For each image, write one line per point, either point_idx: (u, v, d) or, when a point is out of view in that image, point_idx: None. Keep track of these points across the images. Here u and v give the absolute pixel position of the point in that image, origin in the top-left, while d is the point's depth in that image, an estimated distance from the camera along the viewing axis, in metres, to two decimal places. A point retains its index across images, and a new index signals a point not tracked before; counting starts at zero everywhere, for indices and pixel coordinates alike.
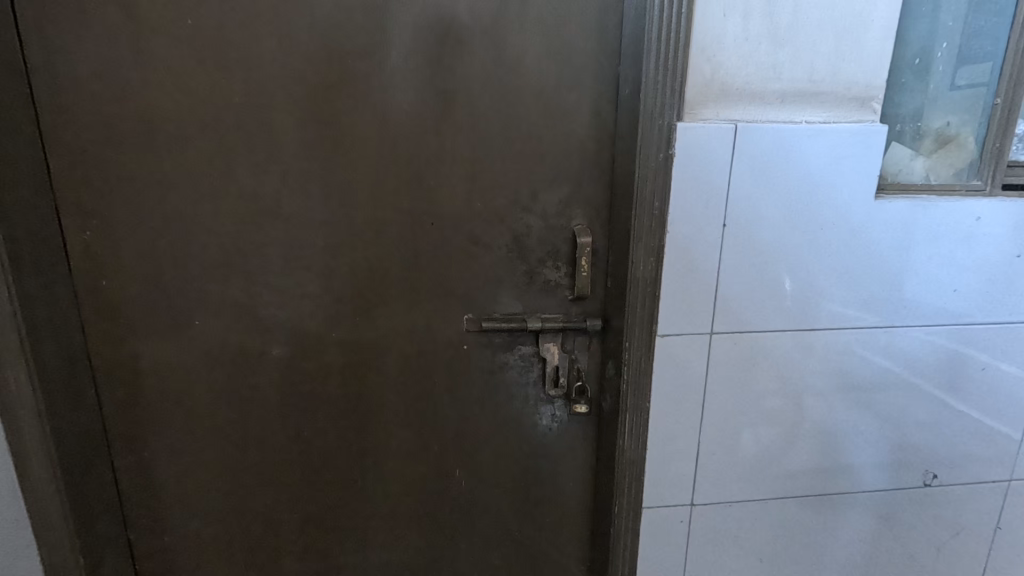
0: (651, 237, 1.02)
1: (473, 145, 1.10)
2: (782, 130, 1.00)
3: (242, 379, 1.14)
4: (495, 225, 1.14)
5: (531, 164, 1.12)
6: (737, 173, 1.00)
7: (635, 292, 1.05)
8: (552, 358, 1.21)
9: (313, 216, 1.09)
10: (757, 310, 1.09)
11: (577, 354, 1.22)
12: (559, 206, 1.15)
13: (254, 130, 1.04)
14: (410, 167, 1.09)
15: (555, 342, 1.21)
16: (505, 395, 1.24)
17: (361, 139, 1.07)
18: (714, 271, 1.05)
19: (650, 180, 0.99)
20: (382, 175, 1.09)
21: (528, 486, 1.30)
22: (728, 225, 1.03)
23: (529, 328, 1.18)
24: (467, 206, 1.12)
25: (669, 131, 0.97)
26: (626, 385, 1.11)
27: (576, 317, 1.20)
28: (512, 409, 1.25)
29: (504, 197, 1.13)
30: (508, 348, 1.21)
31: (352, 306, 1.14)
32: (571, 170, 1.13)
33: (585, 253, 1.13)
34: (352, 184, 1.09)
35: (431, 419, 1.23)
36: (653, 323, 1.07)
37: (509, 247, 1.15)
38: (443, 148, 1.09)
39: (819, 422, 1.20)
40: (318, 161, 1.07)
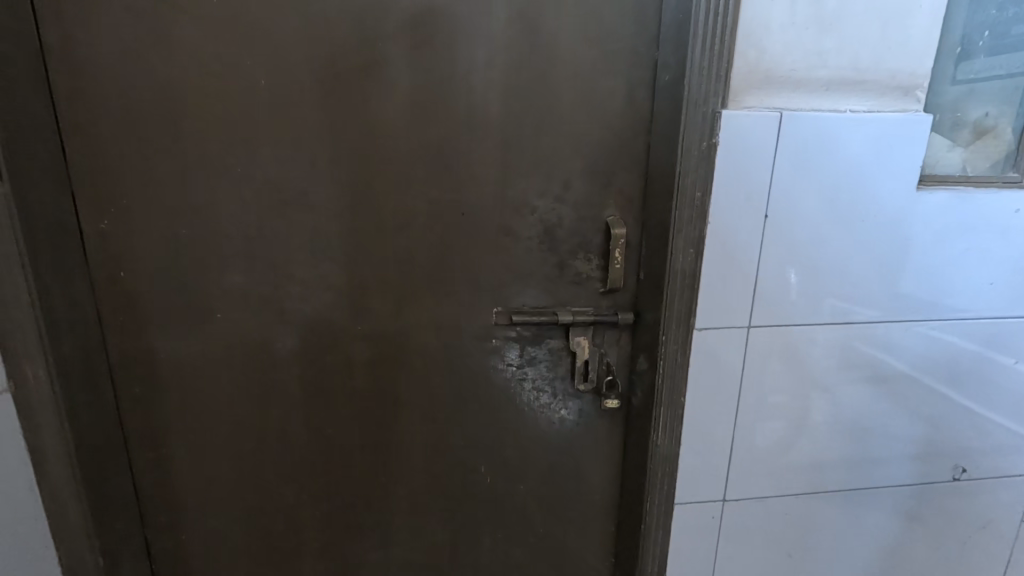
0: (691, 228, 1.00)
1: (504, 134, 1.07)
2: (826, 119, 0.97)
3: (267, 373, 1.11)
4: (526, 216, 1.11)
5: (564, 154, 1.09)
6: (781, 162, 0.98)
7: (673, 285, 1.03)
8: (581, 352, 1.18)
9: (340, 206, 1.06)
10: (794, 304, 1.07)
11: (607, 348, 1.20)
12: (592, 197, 1.12)
13: (281, 116, 1.00)
14: (443, 156, 1.06)
15: (586, 335, 1.18)
16: (532, 391, 1.22)
17: (393, 127, 1.04)
18: (753, 263, 1.03)
19: (693, 169, 0.97)
20: (412, 165, 1.06)
21: (554, 482, 1.28)
22: (770, 216, 1.01)
23: (560, 321, 1.15)
24: (497, 197, 1.09)
25: (715, 120, 0.95)
26: (661, 380, 1.09)
27: (606, 310, 1.18)
28: (539, 405, 1.23)
29: (536, 188, 1.10)
30: (537, 342, 1.19)
31: (379, 299, 1.11)
32: (604, 160, 1.10)
33: (618, 244, 1.11)
34: (381, 174, 1.05)
35: (457, 415, 1.21)
36: (691, 316, 1.04)
37: (539, 239, 1.13)
38: (476, 137, 1.06)
39: (851, 418, 1.18)
40: (346, 148, 1.03)
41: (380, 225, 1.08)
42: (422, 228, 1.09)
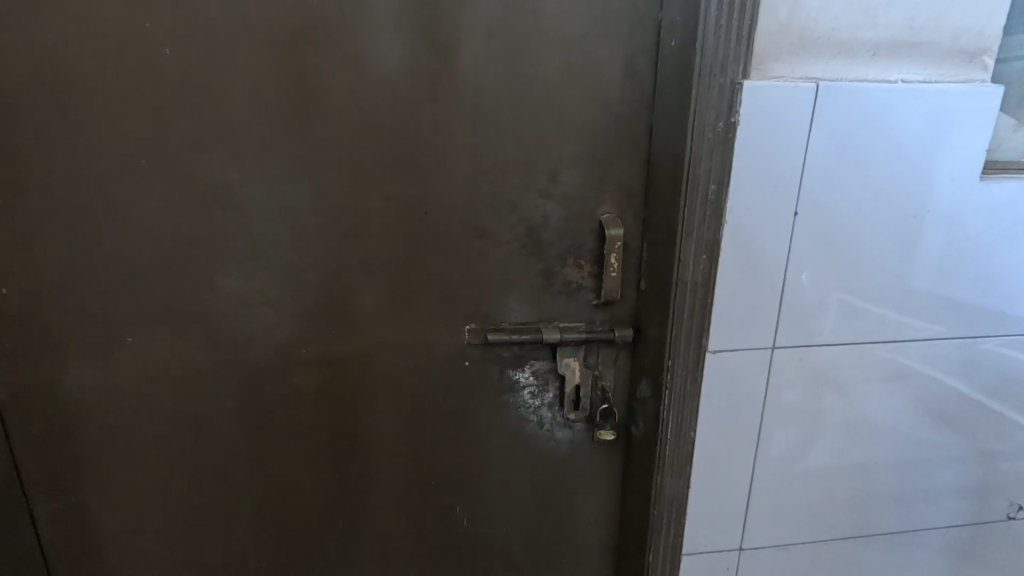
0: (705, 230, 0.80)
1: (478, 115, 0.87)
2: (873, 91, 0.78)
3: (197, 405, 0.94)
4: (505, 215, 0.92)
5: (551, 139, 0.90)
6: (816, 147, 0.79)
7: (682, 299, 0.84)
8: (571, 375, 1.00)
9: (277, 205, 0.87)
10: (827, 319, 0.89)
11: (602, 370, 1.02)
12: (584, 192, 0.93)
13: (196, 95, 0.81)
14: (402, 143, 0.87)
15: (576, 355, 1.00)
16: (515, 420, 1.03)
17: (339, 108, 0.85)
18: (780, 272, 0.84)
19: (706, 156, 0.78)
20: (364, 155, 0.87)
21: (542, 523, 1.10)
22: (801, 214, 0.82)
23: (545, 340, 0.97)
24: (471, 192, 0.90)
25: (735, 93, 0.75)
26: (666, 412, 0.90)
27: (601, 326, 0.99)
28: (524, 437, 1.05)
29: (516, 182, 0.91)
30: (520, 363, 1.00)
31: (329, 316, 0.93)
32: (598, 147, 0.91)
33: (614, 248, 0.93)
34: (328, 165, 0.87)
35: (428, 450, 1.02)
36: (702, 336, 0.86)
37: (522, 243, 0.94)
38: (442, 119, 0.87)
39: (892, 454, 0.99)
40: (283, 134, 0.85)
41: (328, 228, 0.89)
42: (380, 230, 0.90)
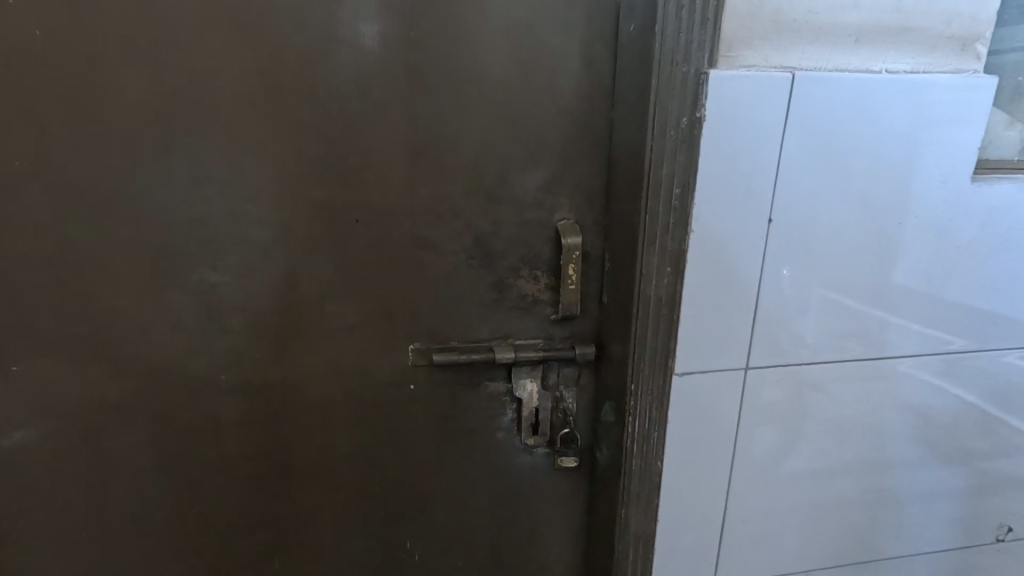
0: (668, 239, 0.71)
1: (415, 109, 0.77)
2: (855, 82, 0.70)
3: (104, 439, 0.83)
4: (450, 222, 0.82)
5: (500, 137, 0.80)
6: (791, 145, 0.70)
7: (645, 316, 0.75)
8: (529, 398, 0.91)
9: (186, 213, 0.76)
10: (807, 335, 0.80)
11: (563, 391, 0.93)
12: (538, 196, 0.83)
13: (85, 89, 0.71)
14: (328, 141, 0.77)
15: (533, 376, 0.90)
16: (468, 448, 0.94)
17: (252, 102, 0.74)
18: (754, 284, 0.75)
19: (668, 157, 0.68)
20: (285, 155, 0.76)
21: (501, 557, 1.00)
22: (776, 220, 0.73)
23: (498, 361, 0.87)
24: (410, 197, 0.80)
25: (700, 85, 0.66)
26: (629, 440, 0.81)
27: (560, 344, 0.90)
28: (479, 465, 0.95)
29: (462, 185, 0.81)
30: (472, 385, 0.91)
31: (252, 338, 0.82)
32: (554, 147, 0.82)
33: (572, 258, 0.84)
34: (244, 168, 0.76)
35: (371, 482, 0.92)
36: (669, 356, 0.76)
37: (470, 253, 0.84)
38: (374, 114, 0.77)
39: (876, 478, 0.91)
40: (189, 133, 0.74)
41: (246, 239, 0.78)
42: (308, 240, 0.80)
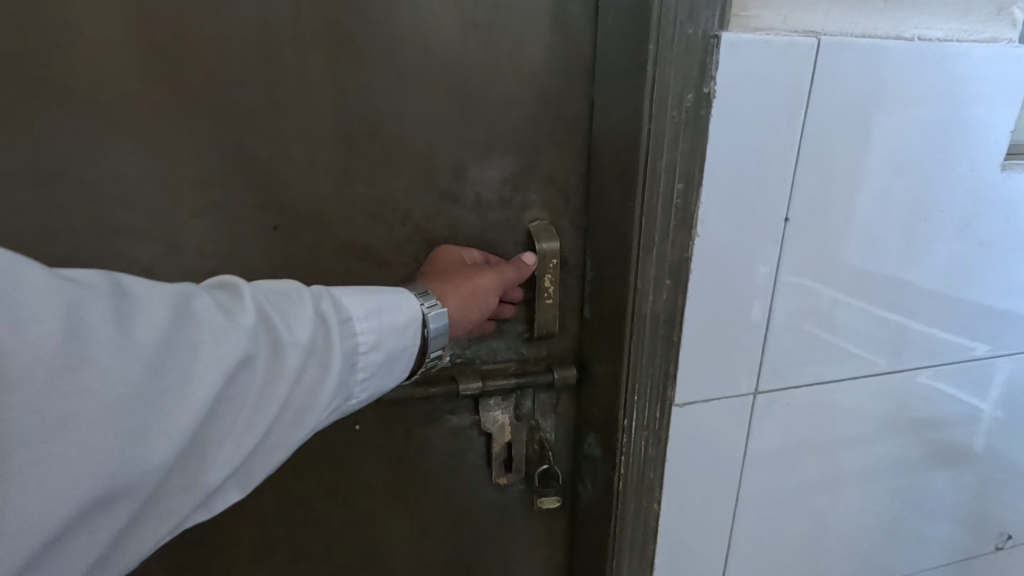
0: (668, 246, 0.57)
1: (345, 84, 0.60)
2: (885, 51, 0.58)
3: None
4: (395, 227, 0.67)
5: (457, 121, 0.65)
6: (813, 128, 0.58)
7: (640, 340, 0.61)
8: (500, 431, 0.77)
9: (30, 226, 0.57)
10: (820, 350, 0.69)
11: (540, 419, 0.79)
12: (503, 192, 0.69)
13: None
14: (230, 126, 0.59)
15: (505, 405, 0.77)
16: (427, 493, 0.79)
17: (116, 73, 0.55)
18: (767, 295, 0.63)
19: (669, 144, 0.54)
20: (169, 144, 0.58)
21: None
22: (793, 219, 0.61)
23: (462, 392, 0.72)
24: (343, 196, 0.64)
25: (710, 50, 0.52)
26: (621, 483, 0.68)
27: (535, 366, 0.76)
28: (441, 512, 0.80)
29: (409, 181, 0.65)
30: (431, 420, 0.76)
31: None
32: (523, 131, 0.67)
33: (549, 267, 0.70)
34: (113, 161, 0.57)
35: (309, 544, 0.76)
36: (668, 385, 0.63)
37: (422, 264, 0.69)
38: (291, 90, 0.59)
39: (879, 498, 0.83)
40: (25, 116, 0.54)
41: (123, 258, 0.60)
42: (210, 255, 0.62)
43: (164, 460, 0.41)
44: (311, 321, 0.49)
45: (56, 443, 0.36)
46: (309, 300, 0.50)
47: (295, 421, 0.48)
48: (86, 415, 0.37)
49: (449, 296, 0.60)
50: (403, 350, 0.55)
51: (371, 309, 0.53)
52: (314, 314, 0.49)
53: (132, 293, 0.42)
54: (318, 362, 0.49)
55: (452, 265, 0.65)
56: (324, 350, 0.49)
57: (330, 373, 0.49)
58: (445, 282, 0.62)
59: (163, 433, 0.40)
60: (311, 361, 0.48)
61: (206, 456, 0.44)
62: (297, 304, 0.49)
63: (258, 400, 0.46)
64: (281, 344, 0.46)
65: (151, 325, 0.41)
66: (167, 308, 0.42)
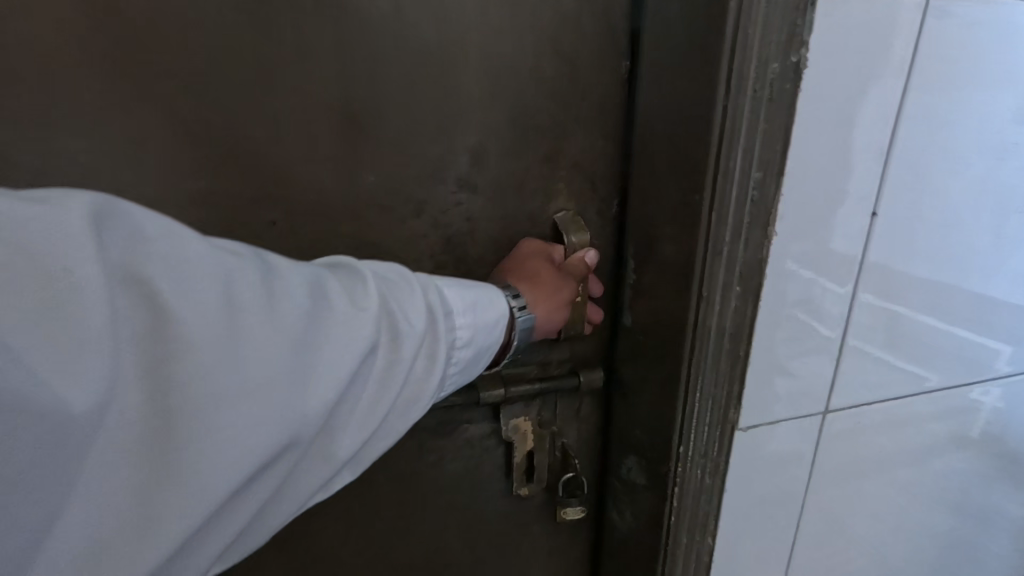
0: (740, 247, 0.49)
1: (352, 52, 0.51)
2: (993, 17, 0.50)
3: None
4: (407, 221, 0.57)
5: (481, 97, 0.55)
6: (909, 106, 0.50)
7: (703, 357, 0.53)
8: (522, 441, 0.68)
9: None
10: (897, 364, 0.61)
11: (562, 426, 0.70)
12: (531, 179, 0.59)
13: None
14: (214, 99, 0.49)
15: (528, 413, 0.68)
16: (442, 520, 0.70)
17: (79, 39, 0.45)
18: (846, 300, 0.55)
19: (748, 126, 0.45)
20: (140, 121, 0.48)
21: None
22: (880, 212, 0.53)
23: (482, 403, 0.63)
24: (348, 185, 0.54)
25: (803, 8, 0.42)
26: (673, 519, 0.60)
27: (558, 371, 0.67)
28: (457, 540, 0.72)
29: (425, 167, 0.56)
30: (448, 430, 0.67)
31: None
32: (555, 109, 0.58)
33: (580, 270, 0.60)
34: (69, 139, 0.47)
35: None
36: (731, 408, 0.55)
37: (437, 263, 0.59)
38: (287, 58, 0.50)
39: (948, 526, 0.74)
40: None
41: None
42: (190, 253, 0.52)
43: (302, 442, 0.40)
44: (425, 309, 0.45)
45: (214, 419, 0.36)
46: (424, 285, 0.47)
47: (405, 413, 0.46)
48: (231, 401, 0.36)
49: (538, 303, 0.56)
50: (489, 349, 0.51)
51: (469, 304, 0.49)
52: (426, 302, 0.46)
53: (274, 266, 0.40)
54: (429, 355, 0.45)
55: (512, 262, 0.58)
56: (438, 341, 0.46)
57: (437, 368, 0.46)
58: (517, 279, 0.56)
59: (307, 416, 0.39)
60: (425, 352, 0.45)
61: (330, 443, 0.42)
62: (413, 289, 0.46)
63: (377, 390, 0.43)
64: (402, 334, 0.43)
65: (293, 303, 0.39)
66: (306, 287, 0.40)
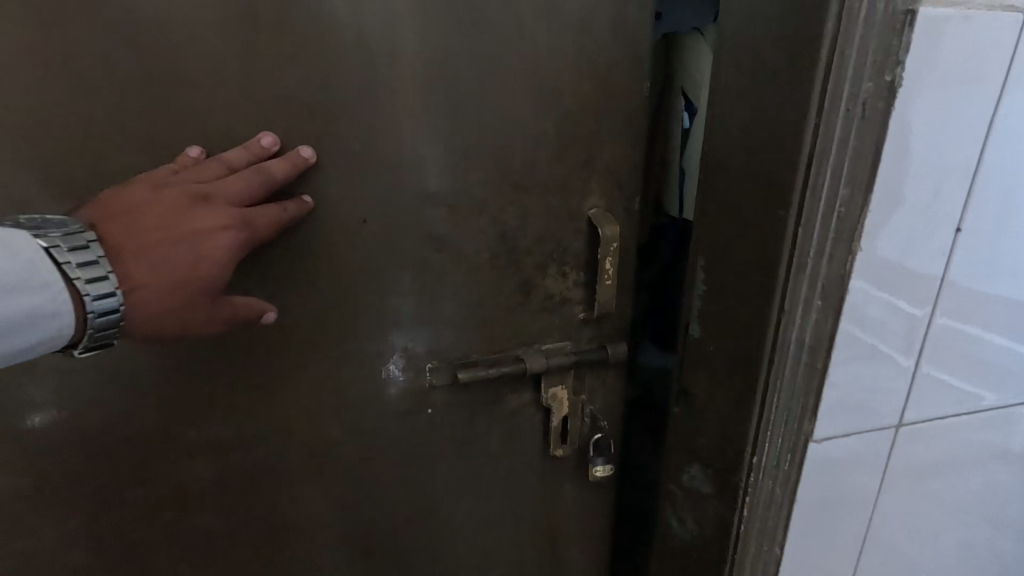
0: (823, 262, 0.49)
1: (437, 61, 0.54)
2: None
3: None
4: (470, 218, 0.60)
5: (546, 102, 0.59)
6: (1001, 123, 0.49)
7: (782, 368, 0.54)
8: (558, 408, 0.71)
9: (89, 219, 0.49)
10: (971, 381, 0.60)
11: (590, 394, 0.72)
12: (582, 179, 0.63)
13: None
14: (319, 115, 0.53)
15: (564, 382, 0.70)
16: (484, 503, 0.73)
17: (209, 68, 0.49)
18: (927, 316, 0.54)
19: (838, 142, 0.46)
20: (244, 124, 0.51)
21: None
22: (965, 228, 0.52)
23: (525, 371, 0.66)
24: (422, 186, 0.57)
25: (900, 28, 0.43)
26: (744, 526, 0.61)
27: (588, 344, 0.70)
28: (497, 523, 0.74)
29: (490, 168, 0.59)
30: (491, 401, 0.69)
31: (186, 389, 0.57)
32: (609, 113, 0.62)
33: (611, 250, 0.64)
34: (172, 133, 0.50)
35: (356, 558, 0.70)
36: (807, 420, 0.55)
37: (492, 255, 0.62)
38: (384, 74, 0.53)
39: (1011, 547, 0.73)
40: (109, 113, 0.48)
41: None
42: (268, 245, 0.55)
43: None
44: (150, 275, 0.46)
45: None
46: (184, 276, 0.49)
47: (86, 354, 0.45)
48: None
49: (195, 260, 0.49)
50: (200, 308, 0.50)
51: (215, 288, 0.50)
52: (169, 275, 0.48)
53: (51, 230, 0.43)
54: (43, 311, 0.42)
55: (143, 192, 0.45)
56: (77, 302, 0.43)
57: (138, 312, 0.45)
58: (124, 235, 0.44)
59: None
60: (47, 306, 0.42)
61: None
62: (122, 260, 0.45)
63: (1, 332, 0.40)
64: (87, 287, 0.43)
65: None
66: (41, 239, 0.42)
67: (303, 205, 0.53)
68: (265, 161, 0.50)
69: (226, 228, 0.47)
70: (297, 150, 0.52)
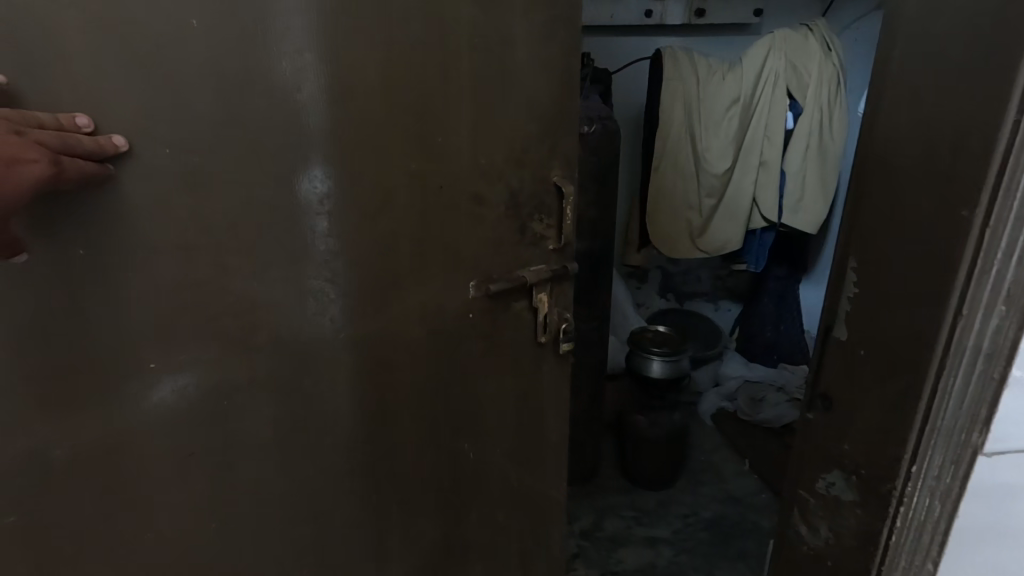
0: (1008, 263, 0.46)
1: (488, 67, 0.75)
2: None
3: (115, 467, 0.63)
4: (495, 182, 0.80)
5: (544, 102, 0.81)
6: None
7: (951, 376, 0.51)
8: (542, 309, 0.91)
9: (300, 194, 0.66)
10: None
11: (562, 301, 0.93)
12: (554, 158, 0.85)
13: (217, 69, 0.58)
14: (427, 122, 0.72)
15: (546, 291, 0.90)
16: (510, 408, 0.93)
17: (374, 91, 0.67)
18: None
19: None
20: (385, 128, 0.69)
21: (538, 506, 1.03)
22: None
23: (526, 282, 0.86)
24: (472, 157, 0.76)
25: None
26: (896, 538, 0.58)
27: (557, 265, 0.90)
28: (512, 423, 0.94)
29: (508, 147, 0.79)
30: (503, 307, 0.87)
31: (339, 327, 0.72)
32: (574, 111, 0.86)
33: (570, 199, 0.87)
34: (327, 117, 0.65)
35: (427, 460, 0.86)
36: (975, 433, 0.50)
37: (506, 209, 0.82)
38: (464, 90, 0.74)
39: None
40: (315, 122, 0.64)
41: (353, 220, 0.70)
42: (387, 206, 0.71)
43: None
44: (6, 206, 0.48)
45: None
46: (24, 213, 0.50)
47: None
48: None
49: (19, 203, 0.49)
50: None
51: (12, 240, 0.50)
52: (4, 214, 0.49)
53: None
54: None
55: None
56: None
57: None
58: None
59: None
60: None
61: None
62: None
63: None
64: None
65: None
66: None
67: (106, 170, 0.55)
68: (71, 133, 0.52)
69: (36, 160, 0.48)
70: (109, 137, 0.54)
